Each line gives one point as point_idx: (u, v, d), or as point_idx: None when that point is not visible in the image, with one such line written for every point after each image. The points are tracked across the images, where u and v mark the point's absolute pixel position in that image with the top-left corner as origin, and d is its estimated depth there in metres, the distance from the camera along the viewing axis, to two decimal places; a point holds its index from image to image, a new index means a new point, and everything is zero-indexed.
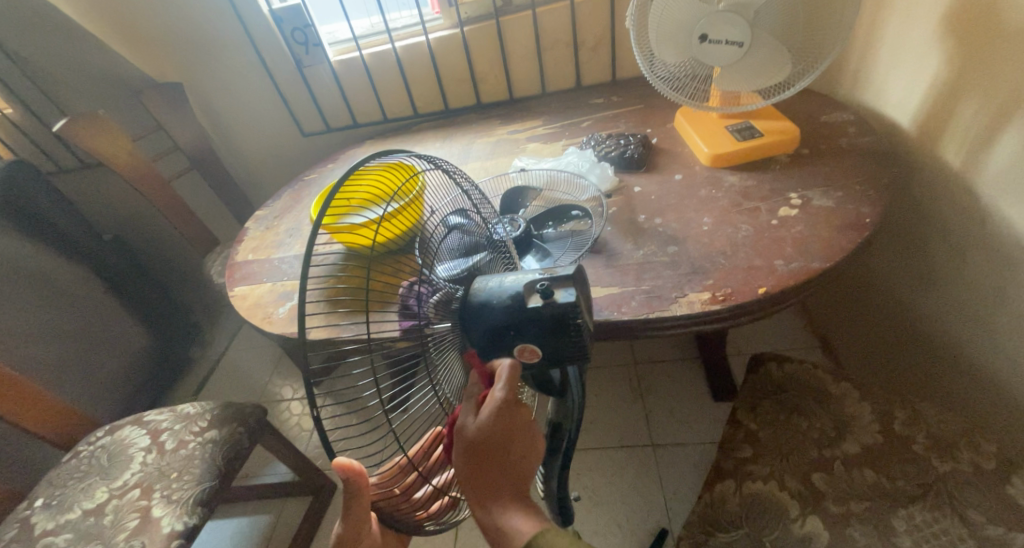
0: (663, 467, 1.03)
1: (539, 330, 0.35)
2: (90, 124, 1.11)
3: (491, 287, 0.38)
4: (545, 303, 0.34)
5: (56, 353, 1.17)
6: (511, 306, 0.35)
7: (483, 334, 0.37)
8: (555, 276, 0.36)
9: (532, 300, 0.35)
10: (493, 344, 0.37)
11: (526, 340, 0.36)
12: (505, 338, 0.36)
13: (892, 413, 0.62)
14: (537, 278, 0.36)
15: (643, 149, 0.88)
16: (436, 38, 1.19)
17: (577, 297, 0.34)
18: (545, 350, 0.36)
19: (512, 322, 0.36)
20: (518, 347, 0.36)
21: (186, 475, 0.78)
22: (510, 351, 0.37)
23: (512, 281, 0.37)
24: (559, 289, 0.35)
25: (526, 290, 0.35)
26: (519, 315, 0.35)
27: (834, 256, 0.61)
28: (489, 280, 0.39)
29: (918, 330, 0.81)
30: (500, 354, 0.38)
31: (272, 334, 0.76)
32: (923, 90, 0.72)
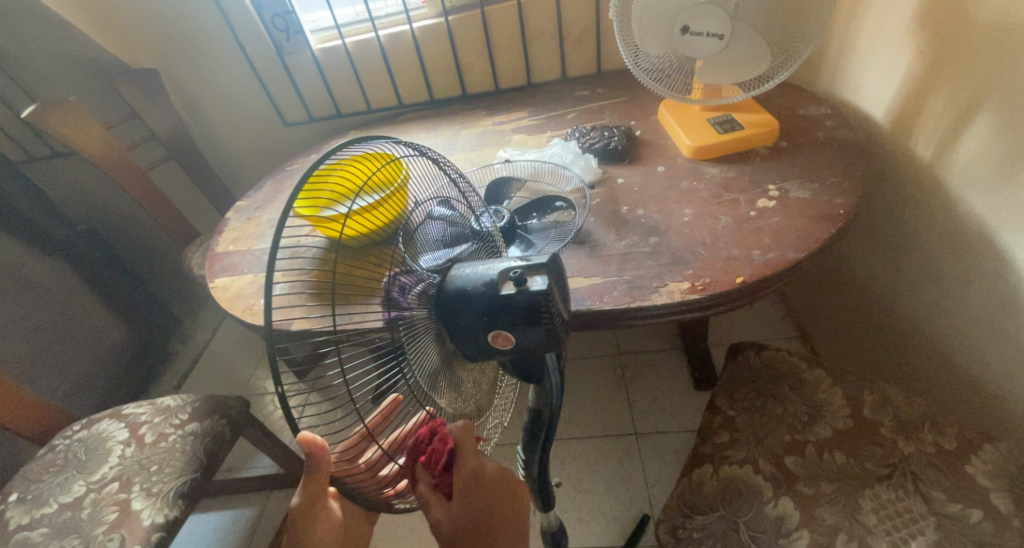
0: (645, 455, 1.06)
1: (511, 316, 0.35)
2: (61, 110, 1.07)
3: (467, 276, 0.38)
4: (518, 290, 0.35)
5: (28, 346, 1.14)
6: (485, 293, 0.36)
7: (459, 320, 0.38)
8: (529, 264, 0.36)
9: (506, 287, 0.35)
10: (472, 330, 0.37)
11: (500, 326, 0.36)
12: (479, 323, 0.37)
13: (861, 397, 0.64)
14: (512, 266, 0.36)
15: (626, 141, 0.89)
16: (420, 27, 1.18)
17: (550, 285, 0.34)
18: (520, 336, 0.37)
19: (486, 309, 0.36)
20: (492, 334, 0.37)
21: (167, 468, 0.77)
22: (485, 337, 0.37)
23: (489, 269, 0.38)
24: (532, 277, 0.35)
25: (500, 277, 0.36)
26: (492, 301, 0.36)
27: (809, 246, 0.62)
28: (466, 267, 0.40)
29: (888, 319, 0.84)
30: (475, 340, 0.38)
31: (254, 325, 0.75)
32: (896, 84, 0.73)
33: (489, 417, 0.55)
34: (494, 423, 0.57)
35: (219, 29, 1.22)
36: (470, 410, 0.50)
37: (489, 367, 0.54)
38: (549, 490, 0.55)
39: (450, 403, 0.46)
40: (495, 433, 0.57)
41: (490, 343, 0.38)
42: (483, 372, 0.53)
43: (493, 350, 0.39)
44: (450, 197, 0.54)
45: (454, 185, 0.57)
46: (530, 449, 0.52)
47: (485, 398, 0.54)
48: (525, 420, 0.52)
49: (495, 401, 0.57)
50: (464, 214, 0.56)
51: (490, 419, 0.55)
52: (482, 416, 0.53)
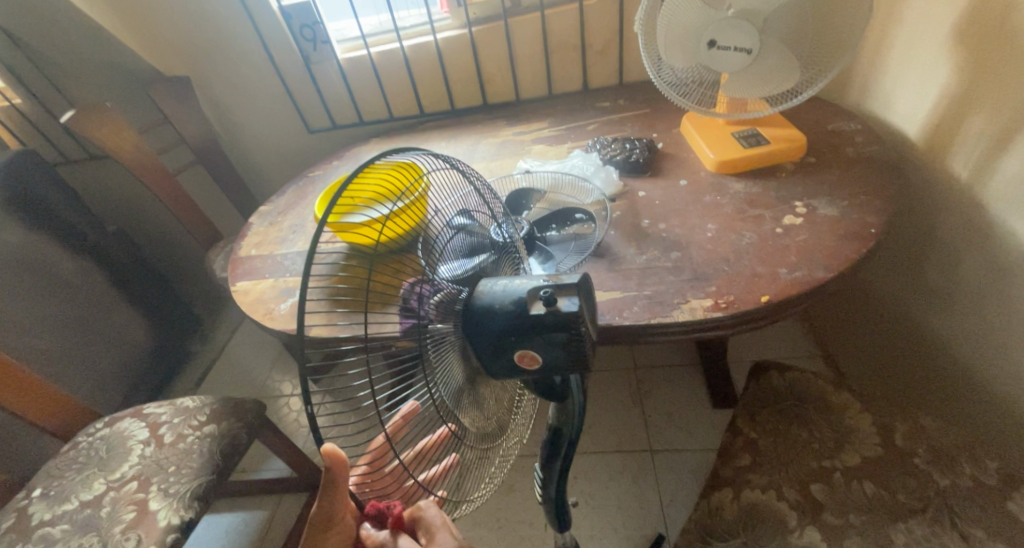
0: (660, 473, 1.03)
1: (539, 335, 0.34)
2: (98, 115, 1.11)
3: (495, 291, 0.38)
4: (548, 311, 0.34)
5: (58, 342, 1.18)
6: (513, 311, 0.35)
7: (484, 337, 0.37)
8: (560, 284, 0.36)
9: (535, 307, 0.35)
10: (497, 350, 0.37)
11: (527, 345, 0.36)
12: (505, 341, 0.36)
13: (893, 425, 0.61)
14: (542, 285, 0.36)
15: (648, 153, 0.88)
16: (444, 38, 1.19)
17: (580, 307, 0.34)
18: (546, 357, 0.36)
19: (515, 327, 0.35)
20: (519, 353, 0.36)
21: (184, 469, 0.78)
22: (510, 356, 0.37)
23: (516, 286, 0.37)
24: (563, 298, 0.35)
25: (529, 296, 0.35)
26: (520, 320, 0.35)
27: (838, 265, 0.60)
28: (494, 283, 0.39)
29: (920, 343, 0.81)
30: (501, 360, 0.38)
31: (274, 330, 0.76)
32: (931, 101, 0.71)
33: (508, 435, 0.54)
34: (513, 441, 0.57)
35: (249, 39, 1.25)
36: (492, 429, 0.49)
37: (509, 384, 0.53)
38: (567, 510, 0.54)
39: (475, 423, 0.45)
40: (513, 450, 0.56)
41: (514, 364, 0.38)
42: (504, 389, 0.52)
43: (517, 370, 0.39)
44: (469, 207, 0.54)
45: (478, 195, 0.57)
46: (548, 469, 0.52)
47: (505, 416, 0.53)
48: (544, 437, 0.51)
49: (515, 419, 0.56)
50: (484, 224, 0.55)
51: (509, 436, 0.55)
52: (501, 436, 0.52)
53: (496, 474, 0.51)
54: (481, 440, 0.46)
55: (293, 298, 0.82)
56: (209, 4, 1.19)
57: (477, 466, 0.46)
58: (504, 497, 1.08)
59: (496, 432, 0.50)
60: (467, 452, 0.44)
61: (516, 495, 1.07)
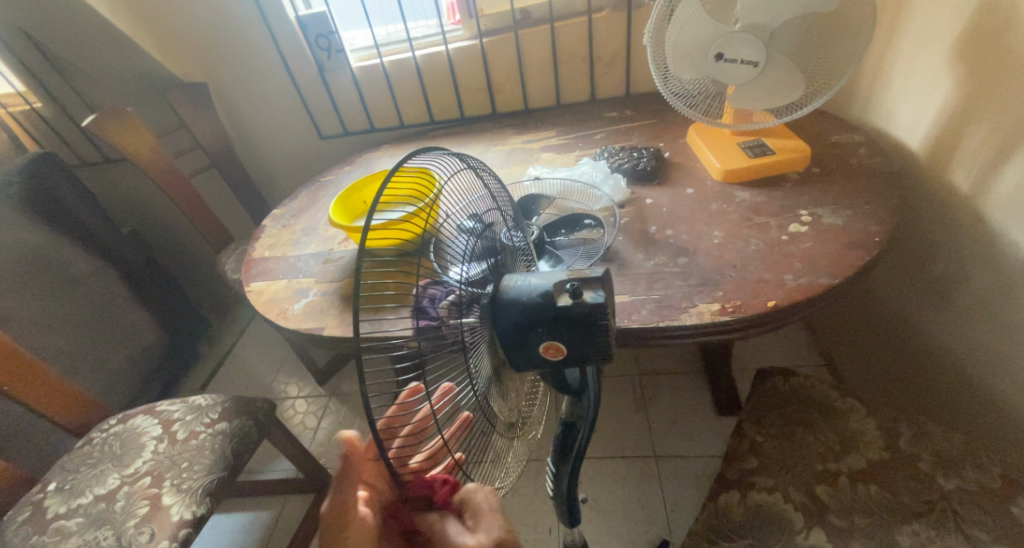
0: (665, 478, 1.04)
1: (566, 327, 0.36)
2: (117, 119, 1.14)
3: (519, 285, 0.40)
4: (574, 302, 0.36)
5: (72, 341, 1.19)
6: (539, 302, 0.37)
7: (509, 328, 0.39)
8: (584, 278, 0.37)
9: (562, 298, 0.37)
10: (522, 340, 0.39)
11: (552, 337, 0.37)
12: (529, 334, 0.38)
13: (897, 429, 0.62)
14: (567, 278, 0.38)
15: (655, 162, 0.90)
16: (455, 48, 1.22)
17: (606, 299, 0.36)
18: (571, 349, 0.38)
19: (540, 319, 0.37)
20: (543, 345, 0.38)
21: (196, 465, 0.79)
22: (535, 348, 0.39)
23: (542, 280, 0.39)
24: (588, 290, 0.37)
25: (556, 289, 0.37)
26: (546, 312, 0.37)
27: (842, 272, 0.62)
28: (517, 278, 0.41)
29: (922, 351, 0.82)
30: (526, 351, 0.40)
31: (288, 329, 0.78)
32: (932, 114, 0.73)
33: (525, 431, 0.56)
34: (527, 436, 0.58)
35: (265, 48, 1.28)
36: (515, 422, 0.51)
37: (526, 379, 0.55)
38: (579, 506, 0.55)
39: (501, 412, 0.47)
40: (529, 445, 0.58)
41: (540, 355, 0.40)
42: (522, 383, 0.54)
43: (539, 362, 0.40)
44: (479, 210, 0.55)
45: (490, 198, 0.57)
46: (561, 468, 0.53)
47: (523, 411, 0.55)
48: (556, 434, 0.53)
49: (533, 412, 0.58)
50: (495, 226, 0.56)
51: (526, 431, 0.56)
52: (521, 429, 0.54)
53: (516, 466, 0.53)
54: (505, 429, 0.48)
55: (308, 298, 0.84)
56: (227, 13, 1.22)
57: (503, 455, 0.48)
58: (509, 501, 1.09)
59: (516, 424, 0.52)
60: (495, 440, 0.46)
61: (520, 499, 1.08)
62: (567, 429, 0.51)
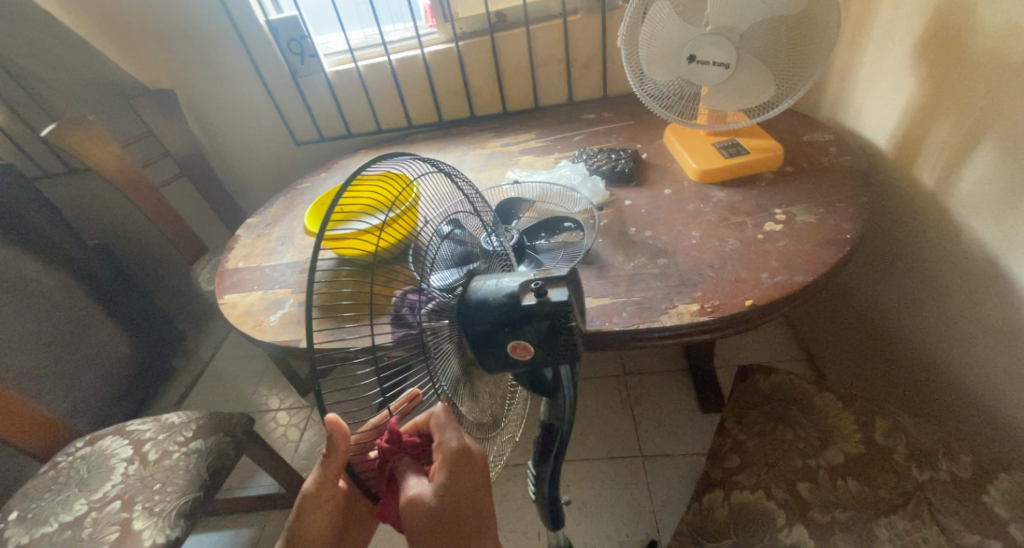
0: (651, 477, 1.04)
1: (533, 325, 0.39)
2: (79, 128, 1.11)
3: (487, 287, 0.41)
4: (539, 301, 0.38)
5: (36, 360, 1.14)
6: (508, 303, 0.39)
7: (478, 330, 0.40)
8: (548, 277, 0.40)
9: (527, 297, 0.39)
10: (491, 340, 0.40)
11: (520, 337, 0.39)
12: (499, 333, 0.40)
13: (873, 423, 0.63)
14: (532, 278, 0.40)
15: (633, 163, 0.90)
16: (431, 52, 1.21)
17: (569, 297, 0.38)
18: (538, 347, 0.40)
19: (508, 319, 0.39)
20: (512, 343, 0.40)
21: (169, 486, 0.76)
22: (505, 347, 0.41)
23: (507, 281, 0.41)
24: (552, 289, 0.39)
25: (521, 288, 0.40)
26: (514, 311, 0.39)
27: (816, 269, 0.63)
28: (487, 279, 0.42)
29: (898, 344, 0.83)
30: (496, 352, 0.41)
31: (264, 342, 0.76)
32: (897, 113, 0.75)
33: (501, 431, 0.55)
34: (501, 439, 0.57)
35: (235, 52, 1.25)
36: (487, 423, 0.51)
37: (502, 380, 0.56)
38: (558, 506, 0.55)
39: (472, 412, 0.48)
40: (506, 449, 0.57)
41: (509, 355, 0.41)
42: (498, 385, 0.54)
43: (510, 362, 0.42)
44: (459, 215, 0.55)
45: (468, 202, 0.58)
46: (540, 465, 0.53)
47: (499, 410, 0.55)
48: (536, 436, 0.53)
49: (508, 413, 0.58)
50: (474, 232, 0.57)
51: (503, 431, 0.56)
52: (496, 429, 0.54)
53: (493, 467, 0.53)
54: (475, 430, 0.48)
55: (284, 309, 0.82)
56: (194, 17, 1.19)
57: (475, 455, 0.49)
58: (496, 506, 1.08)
59: (490, 425, 0.52)
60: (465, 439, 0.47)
61: (508, 504, 1.07)
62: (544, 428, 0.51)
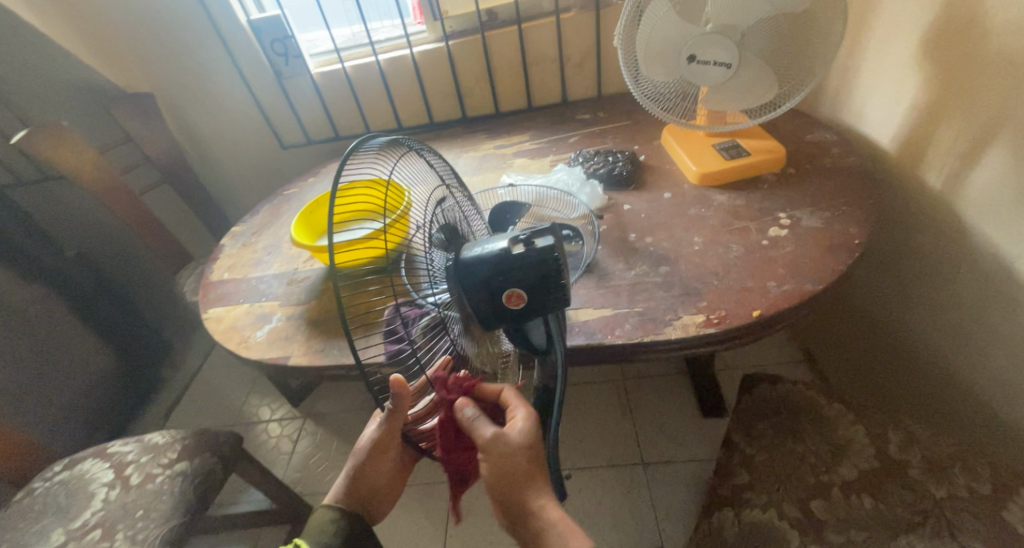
0: (653, 485, 1.02)
1: (527, 271, 0.44)
2: (52, 134, 1.06)
3: (475, 250, 0.46)
4: (527, 247, 0.44)
5: (13, 378, 1.10)
6: (500, 255, 0.44)
7: (477, 285, 0.45)
8: (534, 230, 0.46)
9: (517, 248, 0.45)
10: (488, 291, 0.45)
11: (514, 285, 0.44)
12: (494, 285, 0.45)
13: (886, 435, 0.61)
14: (519, 232, 0.46)
15: (631, 166, 0.88)
16: (420, 51, 1.18)
17: (554, 242, 0.44)
18: (531, 294, 0.45)
19: (503, 269, 0.44)
20: (508, 291, 0.44)
21: (153, 512, 0.72)
22: (500, 297, 0.45)
23: (494, 242, 0.46)
24: (538, 238, 0.45)
25: (511, 242, 0.45)
26: (506, 260, 0.44)
27: (825, 277, 0.61)
28: (475, 245, 0.47)
29: (907, 349, 0.82)
30: (492, 302, 0.46)
31: (250, 360, 0.73)
32: (902, 112, 0.73)
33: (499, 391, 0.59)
34: None
35: (218, 54, 1.21)
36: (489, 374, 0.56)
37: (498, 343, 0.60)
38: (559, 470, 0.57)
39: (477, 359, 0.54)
40: None
41: (504, 305, 0.46)
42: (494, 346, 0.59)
43: (506, 313, 0.46)
44: (444, 205, 0.56)
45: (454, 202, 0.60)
46: (544, 421, 0.56)
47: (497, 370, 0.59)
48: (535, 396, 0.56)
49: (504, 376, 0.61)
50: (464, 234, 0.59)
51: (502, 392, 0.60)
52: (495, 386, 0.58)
53: None
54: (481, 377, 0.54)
55: (271, 324, 0.78)
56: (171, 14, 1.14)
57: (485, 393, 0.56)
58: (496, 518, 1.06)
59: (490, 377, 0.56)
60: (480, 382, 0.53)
61: None
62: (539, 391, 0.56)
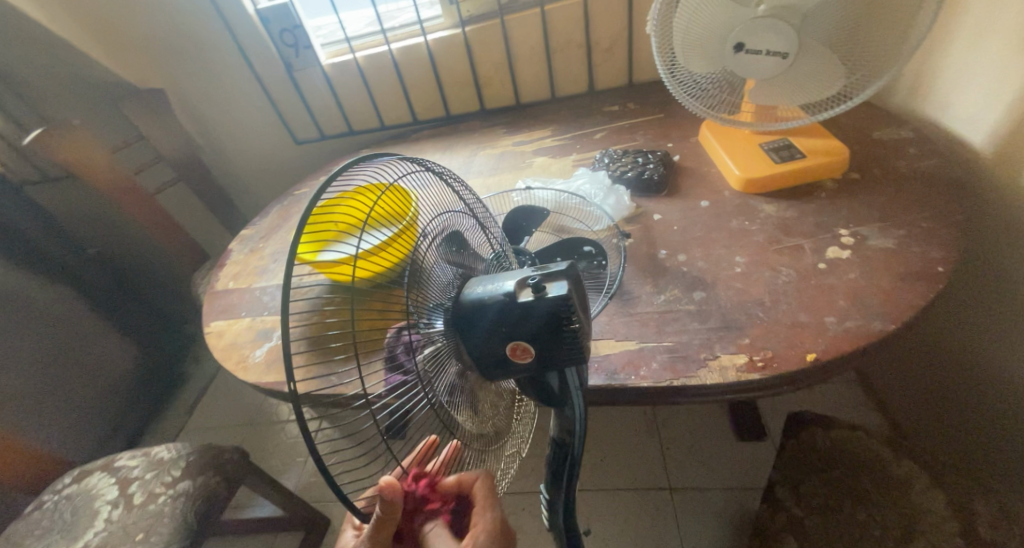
0: (681, 515, 0.95)
1: (533, 325, 0.34)
2: (65, 133, 1.04)
3: (482, 289, 0.38)
4: (536, 297, 0.34)
5: (37, 377, 1.12)
6: (501, 304, 0.35)
7: (477, 334, 0.37)
8: (547, 272, 0.36)
9: (524, 294, 0.35)
10: (489, 343, 0.37)
11: (518, 337, 0.35)
12: (494, 336, 0.36)
13: (974, 507, 0.53)
14: (530, 274, 0.36)
15: (663, 169, 0.78)
16: (435, 39, 1.09)
17: (568, 291, 0.34)
18: (539, 347, 0.35)
19: (505, 318, 0.35)
20: (511, 345, 0.36)
21: (153, 536, 0.70)
22: (502, 350, 0.37)
23: (501, 282, 0.37)
24: (551, 284, 0.35)
25: (518, 286, 0.36)
26: (508, 310, 0.35)
27: (900, 313, 0.50)
28: (481, 283, 0.39)
29: (999, 386, 0.70)
30: (494, 354, 0.37)
31: (247, 383, 0.69)
32: (1004, 105, 0.60)
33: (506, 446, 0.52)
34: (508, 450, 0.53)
35: (225, 43, 1.16)
36: (488, 433, 0.48)
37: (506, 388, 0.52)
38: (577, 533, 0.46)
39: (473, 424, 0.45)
40: (512, 463, 0.54)
41: (508, 359, 0.37)
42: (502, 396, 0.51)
43: (509, 366, 0.38)
44: (461, 228, 0.51)
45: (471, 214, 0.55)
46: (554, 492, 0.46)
47: (502, 423, 0.51)
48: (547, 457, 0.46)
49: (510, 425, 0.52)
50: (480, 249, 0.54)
51: (509, 442, 0.53)
52: (498, 442, 0.50)
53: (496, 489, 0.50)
54: (477, 441, 0.46)
55: (270, 342, 0.74)
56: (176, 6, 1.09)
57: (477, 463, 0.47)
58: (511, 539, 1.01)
59: (490, 436, 0.48)
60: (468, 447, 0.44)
61: (524, 538, 1.00)
62: (559, 449, 0.44)
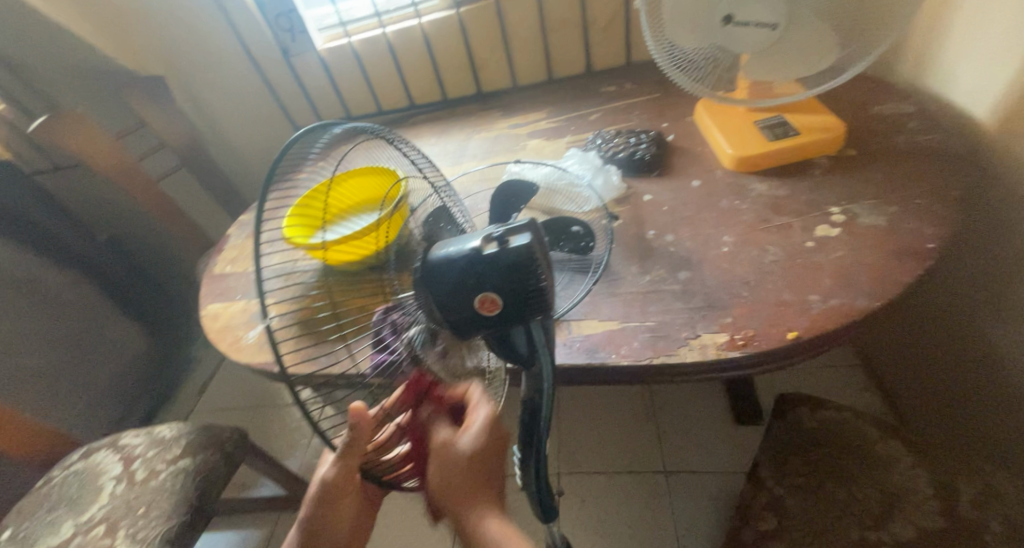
0: (675, 497, 0.95)
1: (500, 277, 0.33)
2: (69, 121, 1.05)
3: (445, 247, 0.35)
4: (500, 249, 0.33)
5: (49, 360, 1.16)
6: (465, 258, 0.33)
7: (441, 293, 0.35)
8: (510, 226, 0.35)
9: (489, 247, 0.34)
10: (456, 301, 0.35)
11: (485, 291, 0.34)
12: (461, 292, 0.34)
13: (956, 488, 0.56)
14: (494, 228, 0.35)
15: (655, 149, 0.77)
16: (429, 21, 1.08)
17: (532, 240, 0.33)
18: (507, 301, 0.34)
19: (471, 272, 0.33)
20: (478, 300, 0.34)
21: (153, 511, 0.73)
22: (471, 305, 0.35)
23: (464, 238, 0.35)
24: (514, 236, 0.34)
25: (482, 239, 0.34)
26: (473, 263, 0.33)
27: (887, 290, 0.49)
28: (445, 241, 0.37)
29: (998, 367, 0.68)
30: (461, 313, 0.35)
31: (240, 363, 0.70)
32: (1009, 75, 0.58)
33: None
34: None
35: (219, 27, 1.16)
36: None
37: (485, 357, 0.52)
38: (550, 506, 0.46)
39: None
40: None
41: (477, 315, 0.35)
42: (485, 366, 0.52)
43: (478, 324, 0.36)
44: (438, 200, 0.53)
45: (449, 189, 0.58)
46: (527, 457, 0.45)
47: None
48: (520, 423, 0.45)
49: None
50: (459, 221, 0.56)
51: None
52: None
53: None
54: None
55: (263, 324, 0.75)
56: None
57: None
58: None
59: None
60: None
61: None
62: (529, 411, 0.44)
